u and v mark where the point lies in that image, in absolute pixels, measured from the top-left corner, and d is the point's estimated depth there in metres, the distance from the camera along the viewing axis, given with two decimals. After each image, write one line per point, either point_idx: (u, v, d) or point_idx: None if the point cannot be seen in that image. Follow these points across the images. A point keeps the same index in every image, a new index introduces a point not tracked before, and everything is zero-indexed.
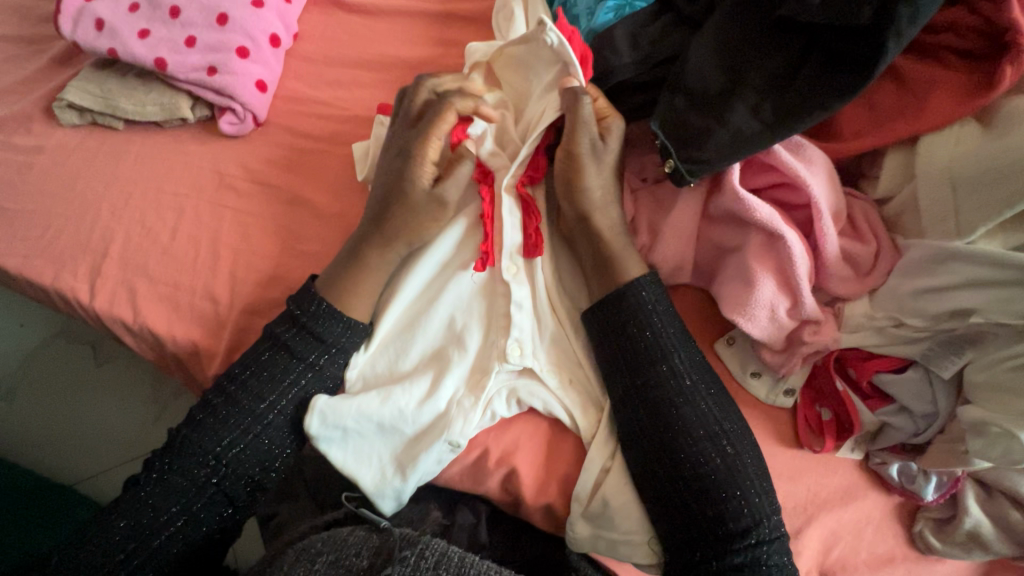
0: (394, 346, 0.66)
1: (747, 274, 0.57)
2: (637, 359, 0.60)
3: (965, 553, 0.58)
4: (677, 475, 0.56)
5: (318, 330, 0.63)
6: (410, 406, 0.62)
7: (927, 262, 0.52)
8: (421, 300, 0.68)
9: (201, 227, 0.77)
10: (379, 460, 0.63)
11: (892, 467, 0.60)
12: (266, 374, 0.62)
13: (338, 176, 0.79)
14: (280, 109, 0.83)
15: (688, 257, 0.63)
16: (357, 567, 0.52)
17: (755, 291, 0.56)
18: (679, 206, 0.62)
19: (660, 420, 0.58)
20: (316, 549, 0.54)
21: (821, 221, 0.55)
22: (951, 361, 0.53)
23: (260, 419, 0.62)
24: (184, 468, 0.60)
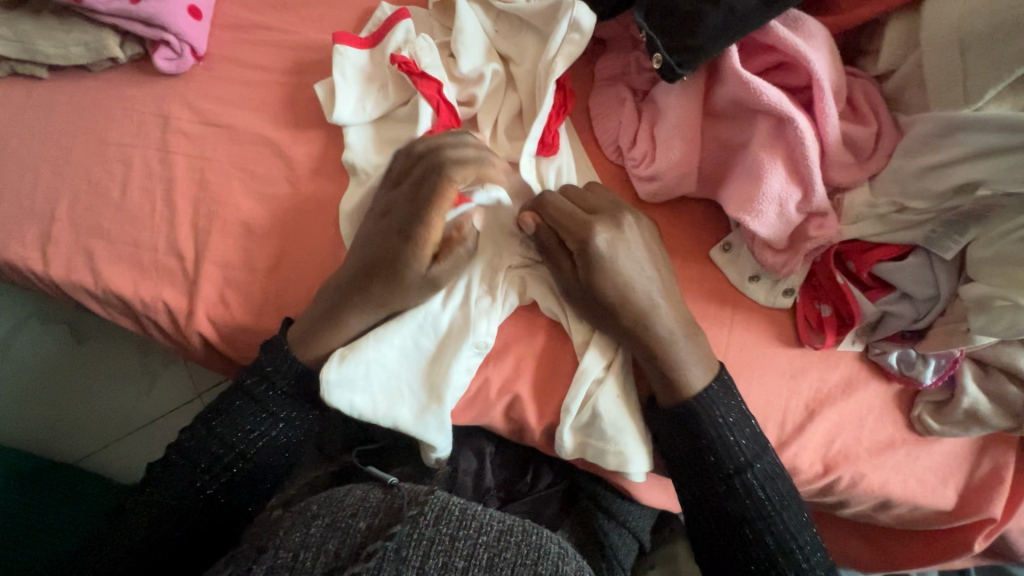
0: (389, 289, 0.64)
1: (754, 167, 0.54)
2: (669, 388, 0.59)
3: (962, 430, 0.59)
4: (680, 429, 0.59)
5: (287, 380, 0.61)
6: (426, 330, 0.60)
7: (932, 136, 0.49)
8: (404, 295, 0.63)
9: (154, 180, 0.71)
10: (407, 390, 0.60)
11: (892, 355, 0.60)
12: (234, 423, 0.60)
13: (296, 109, 0.72)
14: (222, 40, 0.75)
15: (694, 162, 0.58)
16: (354, 529, 0.49)
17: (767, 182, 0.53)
18: (678, 105, 0.57)
19: (689, 443, 0.59)
20: (311, 511, 0.51)
21: (823, 100, 0.51)
22: (953, 241, 0.52)
23: (230, 466, 0.59)
24: (158, 504, 0.57)
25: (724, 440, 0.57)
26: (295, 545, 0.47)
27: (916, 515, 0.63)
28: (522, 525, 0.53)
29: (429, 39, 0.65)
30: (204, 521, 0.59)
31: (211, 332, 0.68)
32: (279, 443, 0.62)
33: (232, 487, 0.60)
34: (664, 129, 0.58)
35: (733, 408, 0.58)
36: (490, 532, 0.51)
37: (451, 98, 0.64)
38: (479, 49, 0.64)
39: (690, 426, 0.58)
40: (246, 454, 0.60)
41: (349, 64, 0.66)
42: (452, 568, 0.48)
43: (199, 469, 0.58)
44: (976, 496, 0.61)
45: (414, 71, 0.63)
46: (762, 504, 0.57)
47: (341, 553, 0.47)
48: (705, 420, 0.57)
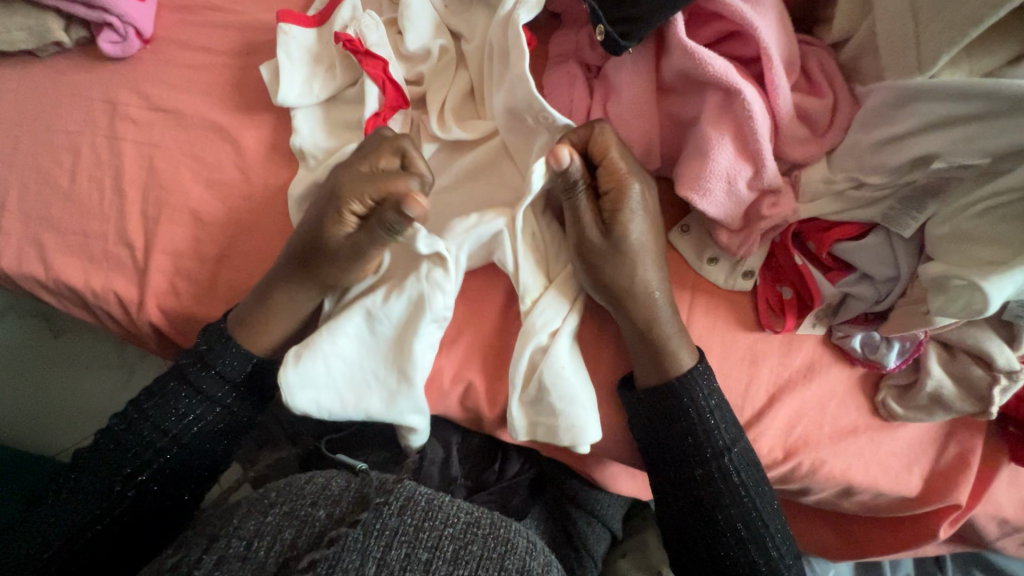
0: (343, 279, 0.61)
1: (702, 143, 0.51)
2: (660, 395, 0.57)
3: (926, 415, 0.58)
4: (657, 413, 0.58)
5: (219, 365, 0.59)
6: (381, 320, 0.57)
7: (886, 107, 0.47)
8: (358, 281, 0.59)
9: (103, 167, 0.69)
10: (372, 381, 0.57)
11: (855, 339, 0.57)
12: (167, 408, 0.58)
13: (245, 93, 0.70)
14: (169, 23, 0.73)
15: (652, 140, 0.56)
16: (313, 519, 0.46)
17: (719, 158, 0.50)
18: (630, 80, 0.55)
19: (677, 445, 0.58)
20: (268, 499, 0.48)
21: (772, 71, 0.48)
22: (912, 218, 0.49)
23: (161, 454, 0.58)
24: (87, 490, 0.56)
25: (705, 421, 0.57)
26: (250, 533, 0.44)
27: (881, 502, 0.61)
28: (489, 518, 0.52)
29: (374, 15, 0.62)
30: (137, 507, 0.57)
31: (163, 323, 0.67)
32: (215, 427, 0.61)
33: (166, 473, 0.58)
34: (615, 108, 0.56)
35: (714, 390, 0.57)
36: (457, 524, 0.49)
37: (398, 78, 0.61)
38: (427, 26, 0.62)
39: (673, 412, 0.57)
40: (179, 440, 0.58)
41: (294, 44, 0.64)
42: (415, 560, 0.46)
43: (131, 455, 0.57)
44: (942, 482, 0.59)
45: (359, 49, 0.60)
46: (733, 484, 0.57)
47: (298, 543, 0.44)
48: (688, 403, 0.57)
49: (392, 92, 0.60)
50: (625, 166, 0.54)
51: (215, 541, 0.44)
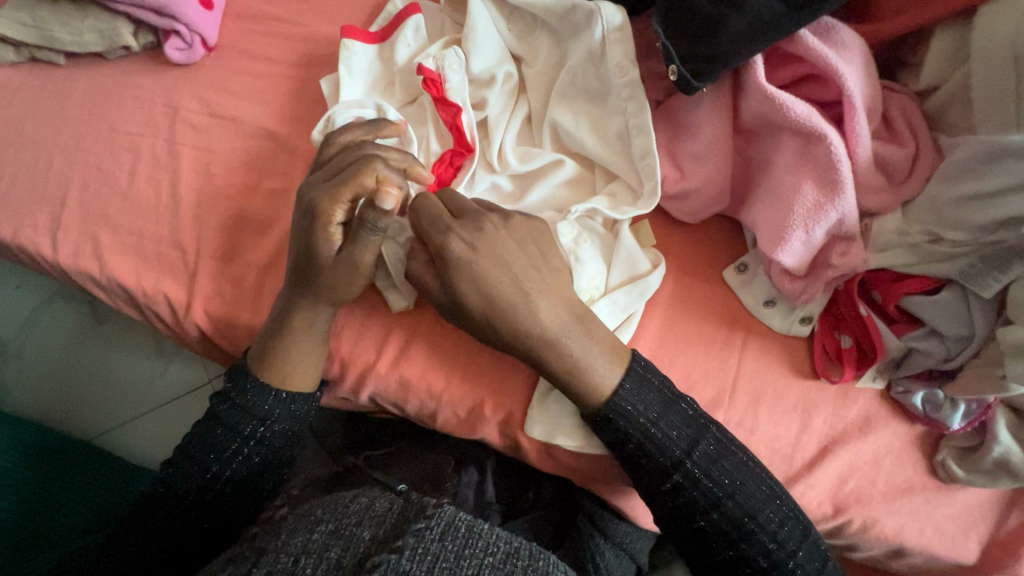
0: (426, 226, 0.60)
1: (781, 192, 0.50)
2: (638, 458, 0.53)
3: (990, 481, 0.55)
4: (643, 470, 0.54)
5: (251, 404, 0.58)
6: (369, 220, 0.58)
7: (977, 163, 0.44)
8: None
9: (162, 171, 0.71)
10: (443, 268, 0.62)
11: (916, 396, 0.55)
12: (208, 444, 0.58)
13: (303, 104, 0.70)
14: (233, 31, 0.74)
15: (720, 179, 0.54)
16: (358, 539, 0.45)
17: (798, 210, 0.48)
18: (700, 116, 0.53)
19: (688, 514, 0.53)
20: (314, 517, 0.47)
21: (854, 118, 0.47)
22: (994, 279, 0.47)
23: (205, 492, 0.57)
24: (137, 538, 0.55)
25: (682, 467, 0.52)
26: (297, 550, 0.44)
27: (932, 566, 0.58)
28: (530, 548, 0.49)
29: (460, 52, 0.61)
30: (199, 532, 0.57)
31: (209, 327, 0.68)
32: (255, 462, 0.59)
33: (210, 501, 0.57)
34: (684, 150, 0.55)
35: (711, 443, 0.53)
36: (497, 554, 0.47)
37: (469, 126, 0.60)
38: (494, 56, 0.61)
39: (644, 464, 0.53)
40: (220, 478, 0.57)
41: (356, 61, 0.64)
42: None
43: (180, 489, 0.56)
44: (1001, 551, 0.56)
45: (439, 91, 0.60)
46: (748, 529, 0.52)
47: (344, 563, 0.43)
48: (679, 459, 0.52)
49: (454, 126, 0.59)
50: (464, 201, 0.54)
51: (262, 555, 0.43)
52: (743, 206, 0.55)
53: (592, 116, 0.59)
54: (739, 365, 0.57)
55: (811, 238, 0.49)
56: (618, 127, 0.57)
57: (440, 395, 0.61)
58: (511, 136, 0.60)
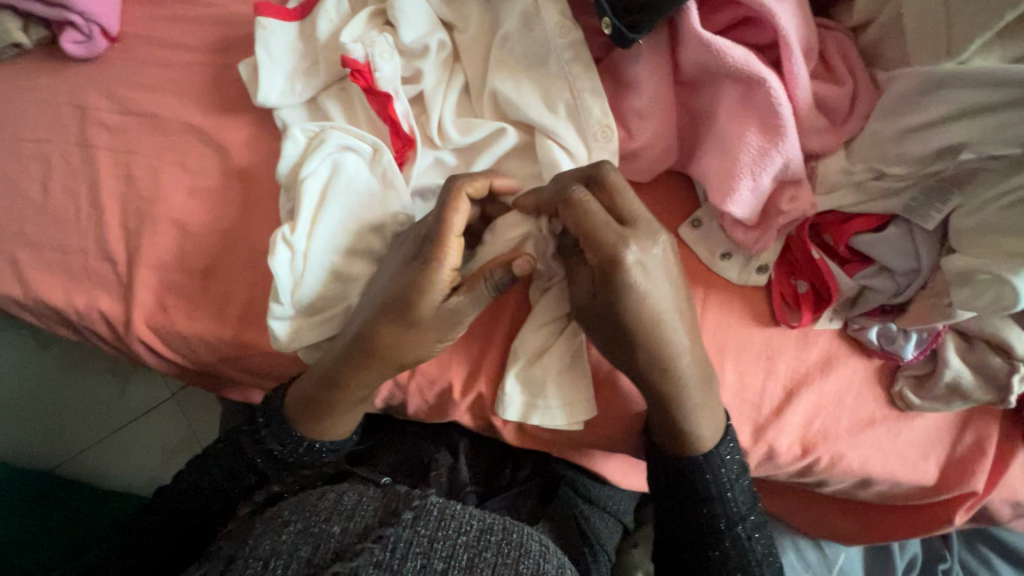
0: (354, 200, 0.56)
1: (726, 144, 0.49)
2: (692, 505, 0.55)
3: (944, 405, 0.57)
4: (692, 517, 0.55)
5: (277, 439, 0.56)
6: (325, 219, 0.55)
7: (913, 95, 0.44)
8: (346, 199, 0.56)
9: (77, 179, 0.65)
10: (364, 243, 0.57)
11: (871, 331, 0.56)
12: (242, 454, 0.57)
13: (224, 92, 0.65)
14: (137, 18, 0.68)
15: (667, 135, 0.53)
16: (328, 534, 0.46)
17: (747, 158, 0.48)
18: (640, 71, 0.51)
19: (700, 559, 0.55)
20: (281, 518, 0.48)
21: (791, 60, 0.46)
22: (936, 210, 0.47)
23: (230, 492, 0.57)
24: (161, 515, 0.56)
25: (733, 529, 0.55)
26: (265, 553, 0.44)
27: (897, 491, 0.61)
28: (501, 523, 0.51)
29: (388, 37, 0.57)
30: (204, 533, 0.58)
31: (153, 340, 0.64)
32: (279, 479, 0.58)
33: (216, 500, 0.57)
34: (628, 107, 0.53)
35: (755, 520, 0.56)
36: (470, 531, 0.49)
37: (403, 115, 0.57)
38: (424, 26, 0.58)
39: (700, 512, 0.55)
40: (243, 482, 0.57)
41: (275, 41, 0.60)
42: (431, 570, 0.45)
43: (192, 497, 0.56)
44: (958, 470, 0.59)
45: (367, 81, 0.57)
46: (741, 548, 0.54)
47: (314, 559, 0.44)
48: (724, 518, 0.55)
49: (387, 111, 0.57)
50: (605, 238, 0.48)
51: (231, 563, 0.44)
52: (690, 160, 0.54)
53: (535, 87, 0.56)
54: (701, 321, 0.58)
55: (757, 186, 0.49)
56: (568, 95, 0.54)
57: (406, 383, 0.60)
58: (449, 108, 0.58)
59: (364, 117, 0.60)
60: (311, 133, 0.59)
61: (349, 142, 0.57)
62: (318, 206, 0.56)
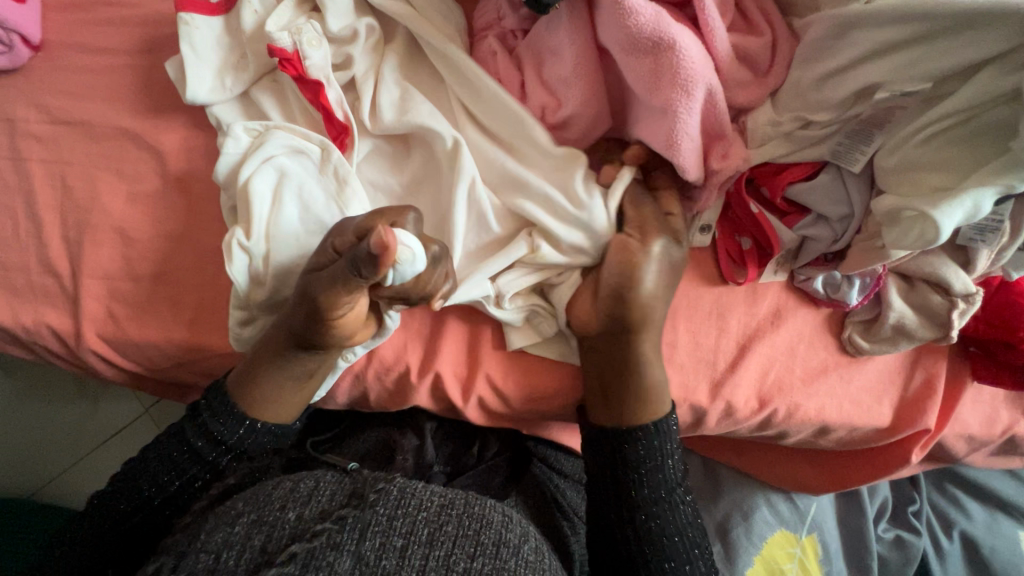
0: (299, 196, 0.55)
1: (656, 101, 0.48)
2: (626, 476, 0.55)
3: (891, 346, 0.58)
4: (620, 484, 0.55)
5: (217, 430, 0.56)
6: (279, 219, 0.54)
7: (826, 40, 0.45)
8: (288, 190, 0.55)
9: (11, 194, 0.64)
10: (310, 238, 0.55)
11: (816, 281, 0.57)
12: (179, 449, 0.56)
13: (155, 94, 0.64)
14: (58, 25, 0.66)
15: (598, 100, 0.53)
16: (282, 522, 0.46)
17: (675, 115, 0.47)
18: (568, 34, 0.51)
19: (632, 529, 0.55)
20: (235, 509, 0.47)
21: (705, 12, 0.47)
22: (860, 154, 0.48)
23: (166, 490, 0.56)
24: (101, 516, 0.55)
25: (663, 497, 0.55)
26: (218, 546, 0.44)
27: (855, 436, 0.62)
28: (464, 497, 0.51)
29: (316, 25, 0.56)
30: (156, 529, 0.57)
31: (102, 351, 0.63)
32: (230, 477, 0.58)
33: (172, 497, 0.57)
34: (554, 75, 0.53)
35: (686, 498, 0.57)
36: (431, 508, 0.49)
37: (336, 102, 0.56)
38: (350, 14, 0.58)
39: (639, 479, 0.54)
40: (188, 478, 0.57)
41: (199, 37, 0.59)
42: (390, 548, 0.46)
43: (134, 497, 0.55)
44: (911, 409, 0.60)
45: (297, 69, 0.55)
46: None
47: (268, 548, 0.45)
48: (656, 488, 0.55)
49: (319, 97, 0.56)
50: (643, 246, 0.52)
51: (182, 558, 0.44)
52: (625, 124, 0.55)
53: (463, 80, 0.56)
54: None
55: (685, 143, 0.48)
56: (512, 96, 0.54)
57: (363, 371, 0.60)
58: (383, 89, 0.57)
59: (298, 109, 0.59)
60: (254, 132, 0.56)
61: (296, 144, 0.56)
62: (270, 208, 0.54)
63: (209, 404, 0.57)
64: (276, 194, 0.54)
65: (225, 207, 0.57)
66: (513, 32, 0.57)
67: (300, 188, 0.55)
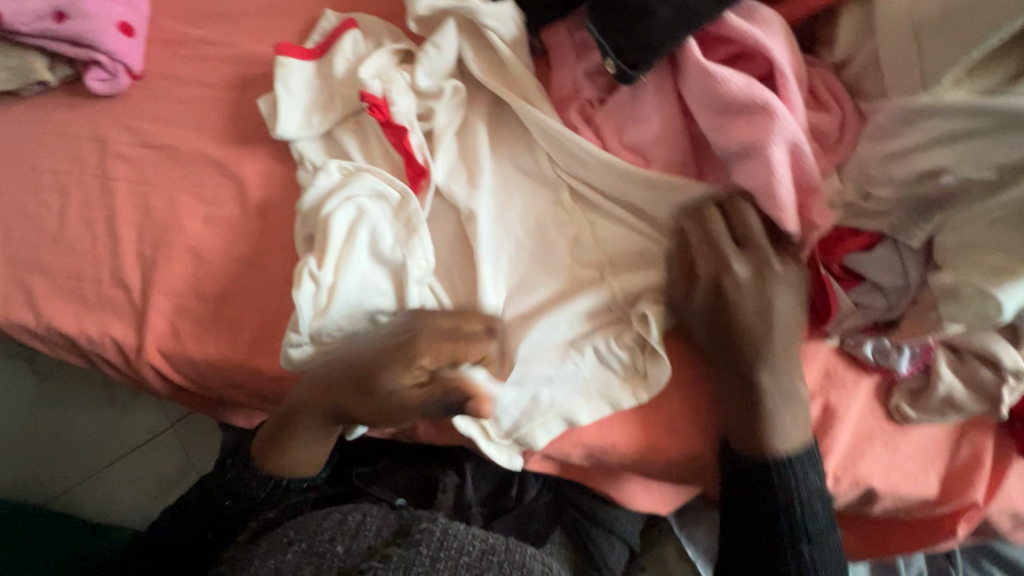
0: (373, 235, 0.57)
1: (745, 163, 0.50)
2: (741, 399, 0.52)
3: (939, 417, 0.59)
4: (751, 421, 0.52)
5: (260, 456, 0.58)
6: (351, 259, 0.56)
7: (895, 123, 0.48)
8: (362, 232, 0.56)
9: (95, 210, 0.67)
10: (374, 282, 0.57)
11: (866, 346, 0.59)
12: None
13: (241, 126, 0.68)
14: (157, 57, 0.71)
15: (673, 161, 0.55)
16: (332, 554, 0.47)
17: (767, 164, 0.48)
18: (648, 99, 0.55)
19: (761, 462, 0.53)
20: (286, 537, 0.48)
21: (787, 88, 0.49)
22: (920, 228, 0.50)
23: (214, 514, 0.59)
24: None
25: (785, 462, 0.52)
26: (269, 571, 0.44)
27: (900, 505, 0.62)
28: (504, 543, 0.51)
29: (405, 75, 0.62)
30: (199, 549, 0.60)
31: (162, 366, 0.65)
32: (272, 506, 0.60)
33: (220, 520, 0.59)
34: (634, 139, 0.56)
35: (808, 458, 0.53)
36: (472, 552, 0.49)
37: (417, 146, 0.60)
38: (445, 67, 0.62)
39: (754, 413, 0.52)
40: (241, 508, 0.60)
41: (293, 78, 0.64)
42: None
43: None
44: (958, 481, 0.61)
45: (384, 114, 0.59)
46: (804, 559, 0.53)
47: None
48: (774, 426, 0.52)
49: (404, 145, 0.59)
50: (727, 238, 0.51)
51: None
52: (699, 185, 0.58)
53: (550, 144, 0.59)
54: None
55: (772, 197, 0.49)
56: (595, 165, 0.57)
57: None
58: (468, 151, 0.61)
59: (382, 151, 0.62)
60: (347, 170, 0.59)
61: (380, 189, 0.58)
62: (344, 244, 0.56)
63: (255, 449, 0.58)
64: (352, 234, 0.56)
65: (300, 234, 0.60)
66: (591, 102, 0.60)
67: (370, 228, 0.57)
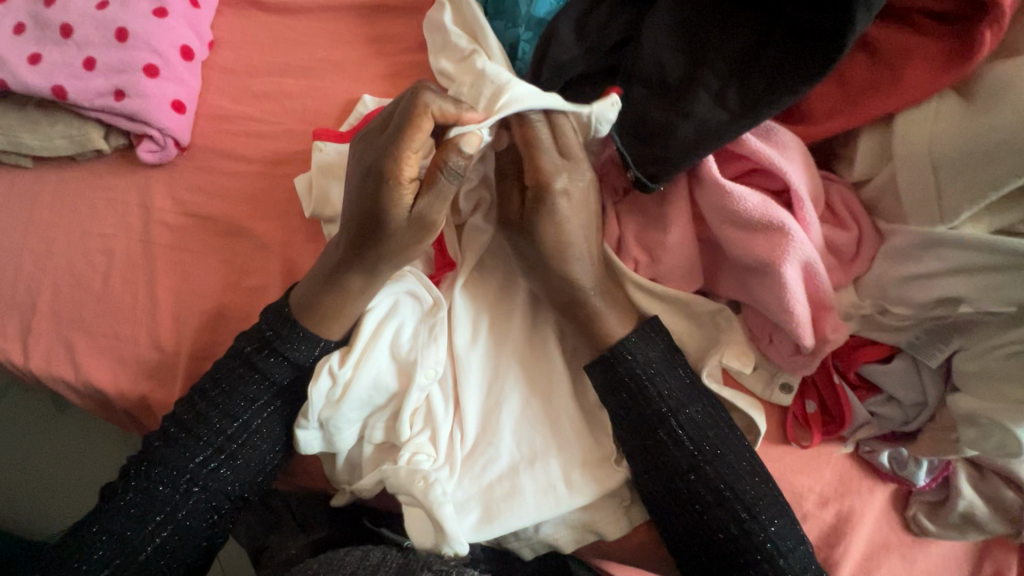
0: (390, 334, 0.59)
1: (765, 278, 0.51)
2: (640, 420, 0.55)
3: (960, 534, 0.57)
4: (635, 419, 0.55)
5: (222, 406, 0.58)
6: (371, 353, 0.58)
7: (912, 249, 0.48)
8: (386, 332, 0.59)
9: (136, 273, 0.71)
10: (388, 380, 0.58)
11: (882, 455, 0.57)
12: (180, 443, 0.57)
13: (277, 200, 0.72)
14: (203, 129, 0.75)
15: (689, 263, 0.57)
16: None
17: (781, 282, 0.49)
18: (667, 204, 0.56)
19: (671, 466, 0.54)
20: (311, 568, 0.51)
21: (803, 208, 0.50)
22: (939, 349, 0.50)
23: (178, 501, 0.57)
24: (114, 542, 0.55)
25: (666, 423, 0.54)
26: None
27: None
28: None
29: None
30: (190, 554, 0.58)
31: None
32: (225, 477, 0.58)
33: (186, 503, 0.57)
34: (650, 240, 0.57)
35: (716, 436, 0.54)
36: None
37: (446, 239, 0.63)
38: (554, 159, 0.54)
39: (638, 413, 0.55)
40: (199, 479, 0.57)
41: (327, 160, 0.67)
42: None
43: (139, 512, 0.55)
44: None
45: None
46: (747, 524, 0.52)
47: None
48: (665, 408, 0.54)
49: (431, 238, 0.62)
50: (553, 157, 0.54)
51: None
52: (716, 285, 0.59)
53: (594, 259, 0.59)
54: None
55: (787, 313, 0.50)
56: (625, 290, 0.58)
57: None
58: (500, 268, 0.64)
59: None
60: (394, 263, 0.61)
61: (418, 291, 0.60)
62: (367, 341, 0.59)
63: (176, 427, 0.58)
64: (377, 329, 0.59)
65: None
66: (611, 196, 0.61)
67: (391, 325, 0.59)
